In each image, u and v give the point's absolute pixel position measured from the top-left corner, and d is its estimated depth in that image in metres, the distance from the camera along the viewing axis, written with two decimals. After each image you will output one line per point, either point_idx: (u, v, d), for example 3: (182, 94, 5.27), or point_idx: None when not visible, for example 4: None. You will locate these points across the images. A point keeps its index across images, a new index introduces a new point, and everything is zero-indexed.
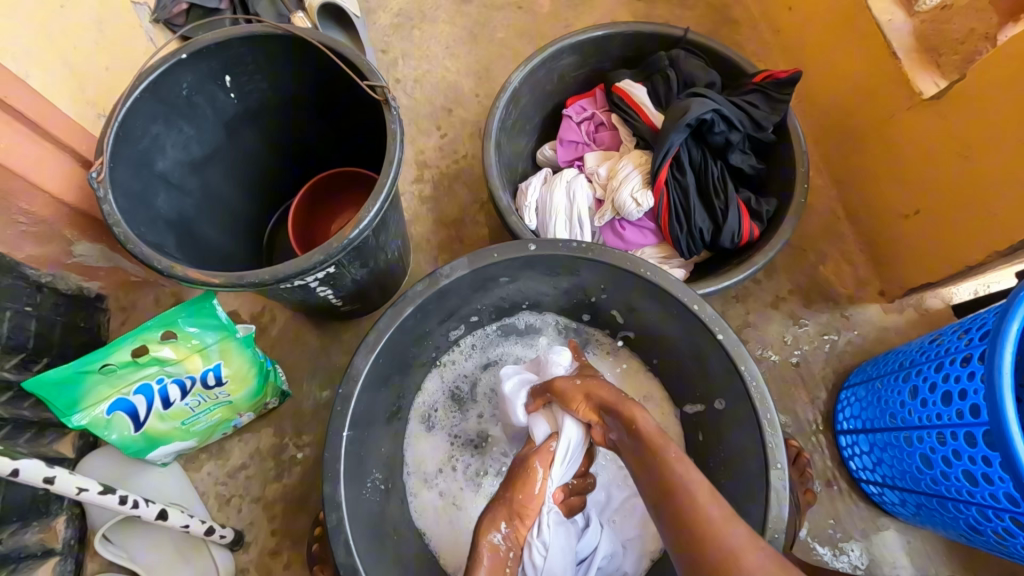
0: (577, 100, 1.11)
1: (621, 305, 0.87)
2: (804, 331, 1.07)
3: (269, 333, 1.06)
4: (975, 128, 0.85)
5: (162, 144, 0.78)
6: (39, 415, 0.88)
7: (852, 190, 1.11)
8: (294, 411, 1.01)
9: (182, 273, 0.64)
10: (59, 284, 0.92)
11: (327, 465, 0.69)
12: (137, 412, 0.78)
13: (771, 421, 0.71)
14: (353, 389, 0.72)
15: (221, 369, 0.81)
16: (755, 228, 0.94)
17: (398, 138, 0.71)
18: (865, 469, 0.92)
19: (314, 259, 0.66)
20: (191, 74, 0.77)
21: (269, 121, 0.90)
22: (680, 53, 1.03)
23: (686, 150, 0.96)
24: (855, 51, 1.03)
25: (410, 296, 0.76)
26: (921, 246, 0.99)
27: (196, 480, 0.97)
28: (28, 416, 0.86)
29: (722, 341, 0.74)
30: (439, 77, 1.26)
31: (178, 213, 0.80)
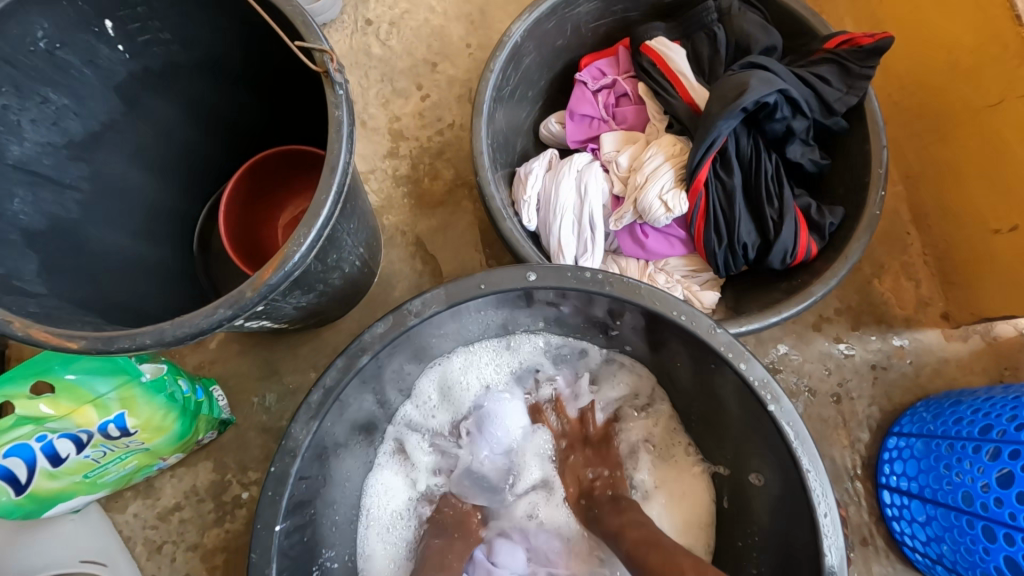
0: (593, 61, 0.87)
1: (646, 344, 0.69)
2: (849, 359, 0.90)
3: (206, 346, 0.88)
4: None
5: (14, 121, 0.55)
6: None
7: (926, 189, 0.91)
8: (237, 442, 0.84)
9: (24, 331, 0.44)
10: None
11: (253, 570, 0.53)
12: (17, 476, 0.61)
13: (831, 521, 0.55)
14: (289, 466, 0.55)
15: (126, 420, 0.63)
16: (814, 245, 0.74)
17: (345, 131, 0.50)
18: (912, 536, 0.78)
19: (221, 310, 0.46)
20: (47, 18, 0.53)
21: (181, 85, 0.67)
22: (734, 5, 0.79)
23: (734, 139, 0.74)
24: (959, 10, 0.79)
25: (367, 343, 0.57)
26: (1009, 271, 0.81)
27: (121, 523, 0.81)
28: None
29: (773, 413, 0.57)
30: (422, 20, 1.00)
31: (51, 217, 0.59)
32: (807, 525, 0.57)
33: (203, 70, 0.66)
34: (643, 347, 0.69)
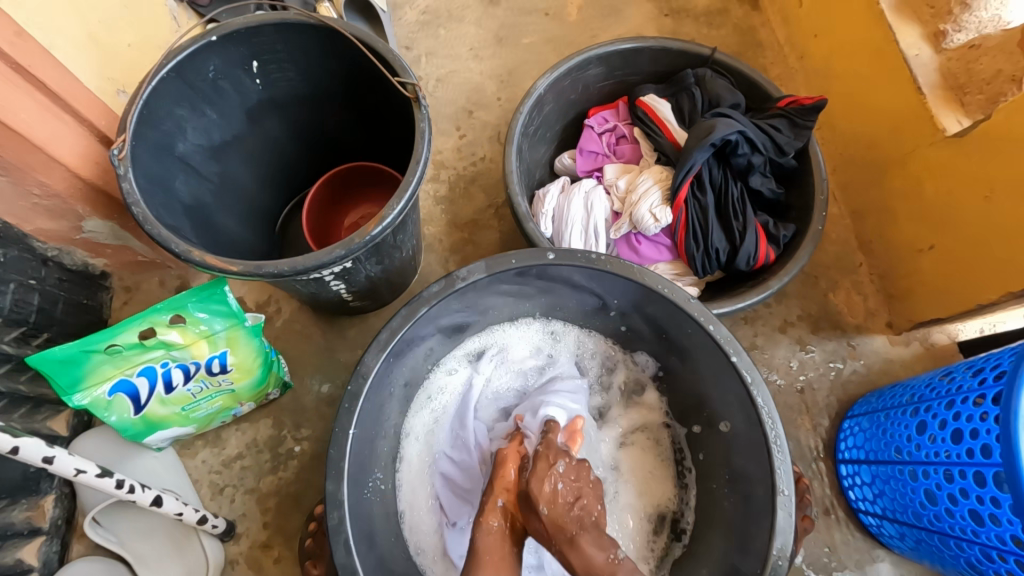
0: (599, 111, 1.11)
1: (636, 323, 0.87)
2: (810, 357, 1.07)
3: (273, 324, 1.05)
4: (999, 167, 0.85)
5: (184, 127, 0.77)
6: (36, 392, 0.86)
7: (868, 219, 1.11)
8: (293, 404, 1.00)
9: (199, 258, 0.63)
10: (65, 258, 0.91)
11: (332, 463, 0.68)
12: (139, 396, 0.77)
13: (781, 445, 0.70)
14: (361, 387, 0.71)
15: (227, 357, 0.80)
16: (771, 252, 0.94)
17: (426, 137, 0.71)
18: (864, 500, 0.92)
19: (335, 253, 0.65)
20: (218, 58, 0.76)
21: (292, 111, 0.89)
22: (707, 73, 1.03)
23: (708, 169, 0.96)
24: (880, 83, 1.03)
25: (426, 297, 0.75)
26: (933, 281, 0.99)
27: (191, 467, 0.95)
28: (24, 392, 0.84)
29: (735, 363, 0.74)
30: (463, 79, 1.26)
31: (194, 197, 0.79)
32: (764, 452, 0.72)
33: (309, 100, 0.88)
34: (635, 326, 0.87)
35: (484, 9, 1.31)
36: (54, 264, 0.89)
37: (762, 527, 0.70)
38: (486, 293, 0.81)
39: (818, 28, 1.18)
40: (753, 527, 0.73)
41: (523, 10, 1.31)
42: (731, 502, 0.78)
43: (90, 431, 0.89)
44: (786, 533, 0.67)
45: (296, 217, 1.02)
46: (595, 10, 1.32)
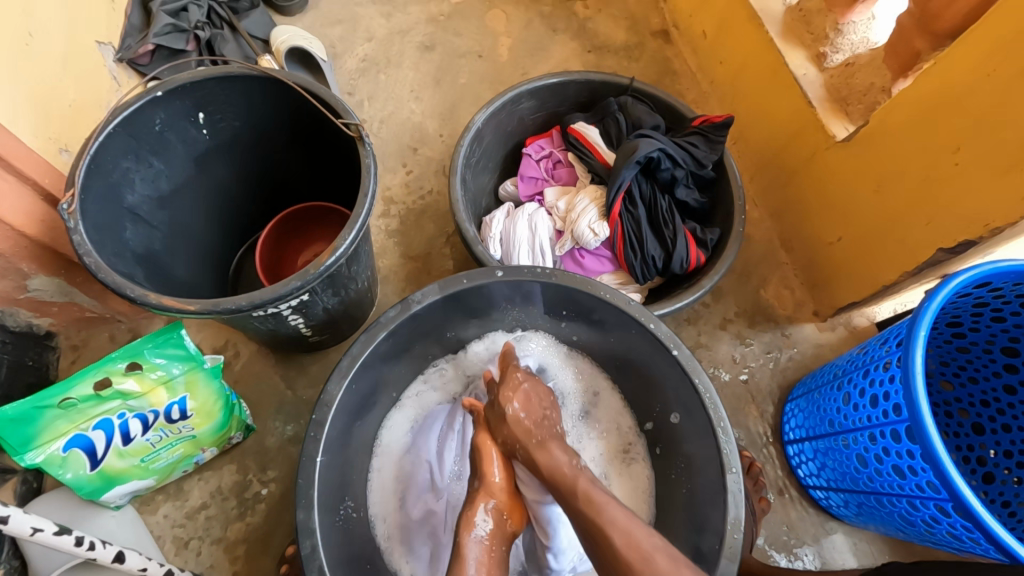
0: (535, 140, 1.19)
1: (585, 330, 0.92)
2: (750, 350, 1.15)
3: (232, 368, 1.05)
4: (883, 163, 0.97)
5: (132, 178, 0.79)
6: None
7: (786, 219, 1.23)
8: (257, 447, 0.99)
9: (155, 300, 0.65)
10: (8, 320, 0.89)
11: (301, 492, 0.69)
12: (95, 449, 0.76)
13: (725, 427, 0.76)
14: (326, 414, 0.73)
15: (186, 402, 0.80)
16: (702, 255, 1.03)
17: (372, 171, 0.75)
18: (811, 476, 0.99)
19: (291, 284, 0.68)
20: (164, 111, 0.79)
21: (240, 157, 0.93)
22: (628, 99, 1.14)
23: (637, 185, 1.05)
24: (778, 100, 1.17)
25: (383, 322, 0.78)
26: (846, 269, 1.11)
27: (151, 524, 0.93)
28: None
29: (676, 356, 0.80)
30: (405, 119, 1.33)
31: (146, 246, 0.81)
32: (711, 435, 0.78)
33: (256, 145, 0.92)
34: (585, 335, 0.94)
35: (420, 54, 1.40)
36: None
37: (716, 504, 0.75)
38: (442, 313, 0.85)
39: (722, 56, 1.32)
40: (709, 508, 0.77)
41: (457, 53, 1.41)
42: (689, 488, 0.83)
43: (44, 495, 0.86)
44: (737, 506, 0.72)
45: (249, 259, 1.04)
46: (524, 50, 1.43)
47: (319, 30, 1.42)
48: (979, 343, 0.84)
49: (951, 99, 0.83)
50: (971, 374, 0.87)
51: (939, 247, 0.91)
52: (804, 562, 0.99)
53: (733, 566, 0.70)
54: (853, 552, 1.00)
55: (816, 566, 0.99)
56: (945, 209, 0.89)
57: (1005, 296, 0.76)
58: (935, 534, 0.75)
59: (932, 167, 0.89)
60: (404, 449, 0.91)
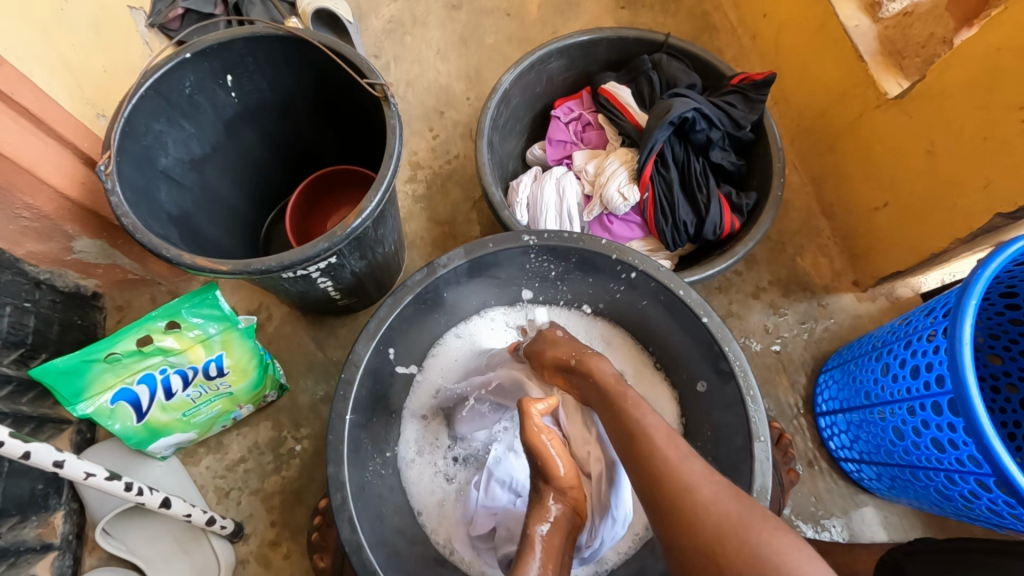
0: (564, 102, 1.16)
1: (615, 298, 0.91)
2: (783, 319, 1.12)
3: (266, 330, 1.08)
4: (938, 121, 0.91)
5: (164, 141, 0.80)
6: (37, 411, 0.88)
7: (827, 184, 1.17)
8: (291, 405, 1.03)
9: (190, 260, 0.66)
10: (57, 281, 0.94)
11: (331, 448, 0.71)
12: (140, 403, 0.80)
13: (755, 396, 0.75)
14: (355, 374, 0.74)
15: (223, 360, 0.83)
16: (736, 221, 0.99)
17: (398, 133, 0.74)
18: (843, 448, 0.97)
19: (319, 246, 0.69)
20: (193, 73, 0.79)
21: (267, 120, 0.93)
22: (663, 57, 1.08)
23: (670, 147, 1.01)
24: (825, 54, 1.09)
25: (410, 285, 0.78)
26: (890, 236, 1.05)
27: (195, 474, 0.98)
28: (26, 411, 0.86)
29: (706, 323, 0.78)
30: (432, 81, 1.30)
31: (180, 209, 0.83)
32: (739, 403, 0.76)
33: (283, 108, 0.92)
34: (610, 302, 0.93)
35: (447, 14, 1.36)
36: (46, 287, 0.92)
37: (743, 472, 0.74)
38: (470, 277, 0.86)
39: (766, 8, 1.24)
40: (734, 476, 0.77)
41: (484, 12, 1.36)
42: (715, 455, 0.82)
43: (97, 444, 0.91)
44: (764, 474, 0.71)
45: (279, 225, 1.06)
46: (553, 7, 1.37)
47: None
48: None
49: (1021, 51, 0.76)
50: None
51: (995, 212, 0.85)
52: (832, 533, 0.98)
53: None
54: (884, 526, 0.98)
55: (844, 538, 0.97)
56: (1006, 170, 0.83)
57: None
58: (974, 510, 0.73)
59: (994, 125, 0.83)
60: (447, 382, 0.95)
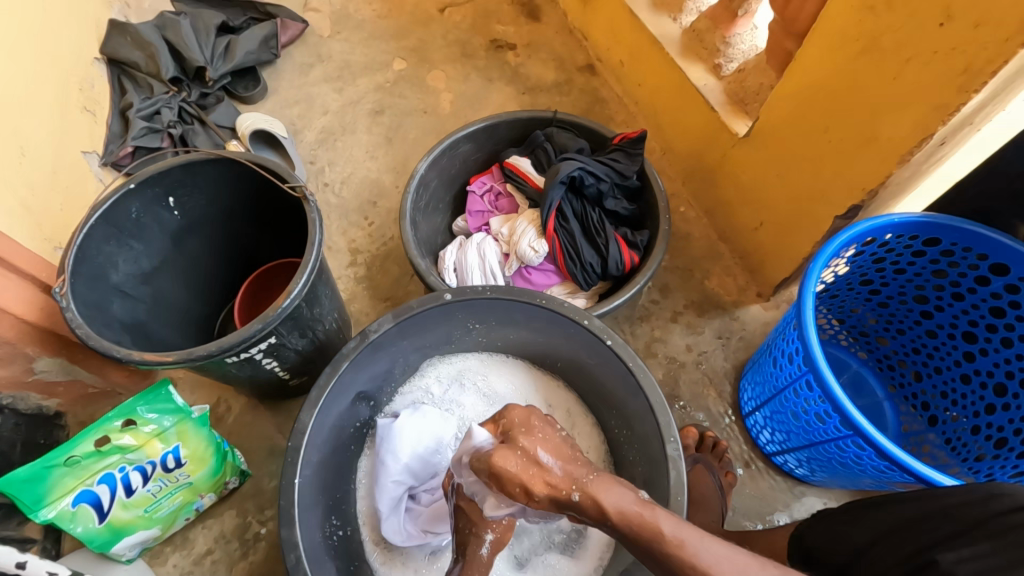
0: (478, 178, 1.32)
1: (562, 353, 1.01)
2: (702, 337, 1.23)
3: (225, 422, 1.13)
4: (774, 151, 1.08)
5: (115, 261, 0.91)
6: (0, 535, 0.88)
7: (718, 214, 1.32)
8: (255, 491, 1.07)
9: (140, 357, 0.78)
10: (19, 403, 0.96)
11: (283, 512, 0.76)
12: (101, 503, 0.84)
13: (659, 402, 0.84)
14: (300, 440, 0.80)
15: (180, 451, 0.89)
16: (635, 256, 1.13)
17: (318, 224, 0.88)
18: (770, 443, 1.05)
19: (253, 327, 0.80)
20: (138, 200, 0.92)
21: (210, 229, 1.05)
22: (554, 130, 1.27)
23: (568, 203, 1.17)
24: (688, 109, 1.31)
25: (344, 353, 0.86)
26: (772, 249, 1.19)
27: (162, 574, 0.99)
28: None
29: (612, 346, 0.89)
30: (363, 177, 1.46)
31: (132, 317, 0.93)
32: (650, 411, 0.86)
33: (223, 219, 1.05)
34: (545, 346, 1.02)
35: (373, 119, 1.55)
36: (9, 411, 0.94)
37: (663, 473, 0.81)
38: (442, 321, 0.96)
39: (639, 78, 1.47)
40: (657, 478, 0.84)
41: (404, 113, 1.56)
42: (643, 465, 0.90)
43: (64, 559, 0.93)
44: (678, 468, 0.79)
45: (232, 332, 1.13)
46: (465, 101, 1.58)
47: (281, 111, 1.56)
48: (892, 295, 1.02)
49: (816, 90, 0.93)
50: (899, 302, 1.02)
51: (832, 217, 1.00)
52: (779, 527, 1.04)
53: None
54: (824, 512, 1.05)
55: None
56: (830, 182, 0.97)
57: (894, 247, 0.93)
58: (871, 472, 0.81)
59: (812, 148, 0.99)
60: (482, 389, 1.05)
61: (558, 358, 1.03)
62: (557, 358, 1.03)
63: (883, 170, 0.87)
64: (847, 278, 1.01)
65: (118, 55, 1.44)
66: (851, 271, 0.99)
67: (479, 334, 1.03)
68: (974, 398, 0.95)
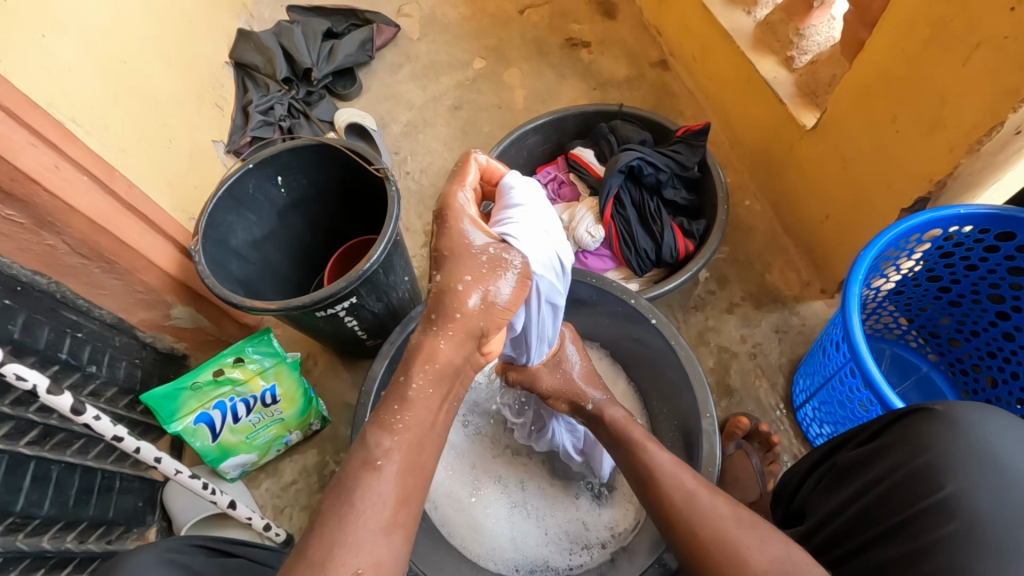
0: (544, 167, 1.40)
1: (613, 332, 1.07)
2: (758, 329, 1.23)
3: (312, 375, 1.30)
4: (841, 143, 1.07)
5: (235, 228, 1.10)
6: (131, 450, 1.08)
7: (783, 207, 1.31)
8: (333, 435, 1.22)
9: (250, 303, 0.96)
10: (157, 343, 1.19)
11: (355, 443, 0.89)
12: (214, 425, 1.03)
13: (699, 378, 0.88)
14: (372, 386, 0.93)
15: (276, 389, 1.06)
16: (689, 244, 1.17)
17: (396, 201, 1.01)
18: (820, 436, 1.05)
19: (339, 285, 0.96)
20: (254, 178, 1.10)
21: (308, 206, 1.22)
22: (618, 122, 1.32)
23: (626, 191, 1.22)
24: (756, 102, 1.31)
25: (413, 314, 0.98)
26: (837, 244, 1.17)
27: (256, 495, 1.18)
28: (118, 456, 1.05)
29: (656, 325, 0.94)
30: (440, 166, 1.60)
31: (245, 276, 1.12)
32: (690, 387, 0.90)
33: (319, 197, 1.22)
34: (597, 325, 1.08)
35: (452, 113, 1.69)
36: (150, 348, 1.18)
37: (697, 446, 0.85)
38: None
39: (710, 72, 1.47)
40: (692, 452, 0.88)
41: (480, 108, 1.68)
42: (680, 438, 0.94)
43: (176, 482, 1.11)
44: (711, 441, 0.83)
45: None
46: (537, 96, 1.67)
47: (372, 107, 1.74)
48: (964, 293, 0.98)
49: (880, 82, 0.93)
50: (971, 302, 0.98)
51: (900, 208, 0.98)
52: None
53: None
54: None
55: None
56: (899, 172, 0.96)
57: (963, 241, 0.90)
58: None
59: (880, 138, 0.97)
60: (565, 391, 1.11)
61: (607, 336, 1.09)
62: (606, 336, 1.09)
63: (950, 161, 0.86)
64: (914, 275, 0.98)
65: (244, 59, 1.68)
66: (918, 268, 0.97)
67: None
68: None
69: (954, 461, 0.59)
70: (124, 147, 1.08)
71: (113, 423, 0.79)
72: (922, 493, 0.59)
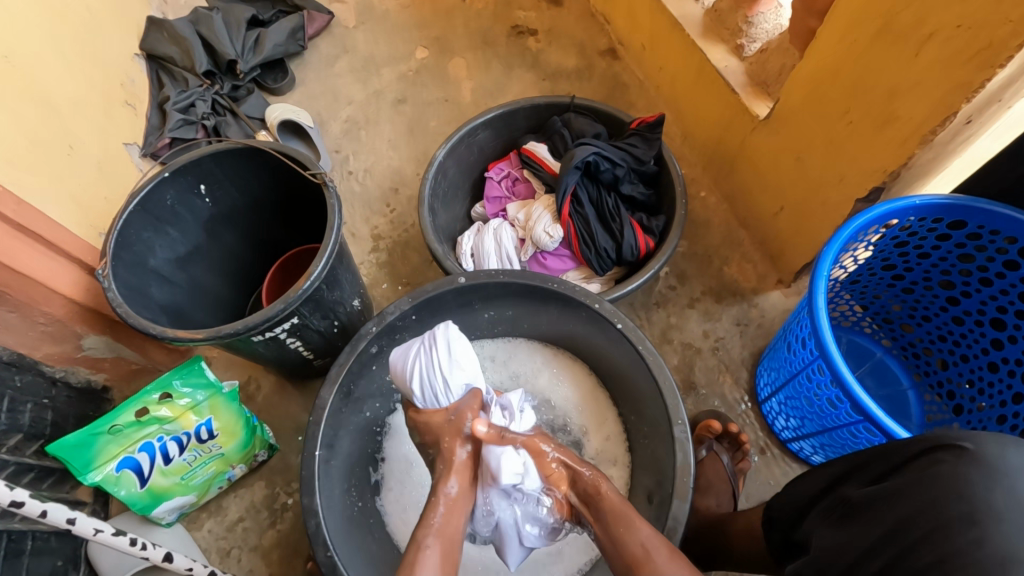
0: (497, 164, 1.34)
1: (578, 337, 1.03)
2: (719, 323, 1.23)
3: (255, 401, 1.19)
4: (795, 133, 1.06)
5: (152, 247, 0.97)
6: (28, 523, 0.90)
7: (739, 199, 1.30)
8: (281, 465, 1.12)
9: (175, 334, 0.85)
10: (71, 377, 1.05)
11: (305, 481, 0.81)
12: (142, 469, 0.92)
13: (668, 385, 0.85)
14: (321, 416, 0.84)
15: (212, 423, 0.96)
16: (650, 241, 1.14)
17: (337, 210, 0.92)
18: (786, 429, 1.05)
19: (276, 307, 0.87)
20: (172, 189, 0.98)
21: (238, 217, 1.10)
22: (571, 115, 1.26)
23: (583, 188, 1.18)
24: (707, 92, 1.29)
25: (363, 333, 0.89)
26: (792, 235, 1.17)
27: (198, 538, 1.07)
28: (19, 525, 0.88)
29: (622, 330, 0.89)
30: (386, 165, 1.50)
31: (169, 299, 1.00)
32: (659, 394, 0.86)
33: (250, 206, 1.10)
34: (561, 330, 1.04)
35: (395, 108, 1.58)
36: (61, 384, 1.03)
37: (671, 456, 0.82)
38: (461, 305, 0.99)
39: (660, 62, 1.44)
40: (666, 463, 0.85)
41: (426, 102, 1.59)
42: (653, 446, 0.91)
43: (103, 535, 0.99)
44: (685, 451, 0.80)
45: None
46: (485, 88, 1.59)
47: (307, 102, 1.61)
48: (916, 281, 1.00)
49: (834, 72, 0.92)
50: (925, 290, 1.00)
51: (855, 199, 0.98)
52: None
53: (684, 505, 0.77)
54: None
55: None
56: (852, 164, 0.95)
57: (917, 231, 0.90)
58: None
59: (834, 130, 0.97)
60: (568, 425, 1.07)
61: (574, 339, 1.04)
62: (572, 340, 1.05)
63: (904, 151, 0.86)
64: (869, 264, 0.99)
65: (156, 51, 1.51)
66: (874, 258, 0.97)
67: (492, 324, 1.07)
68: (1000, 386, 0.90)
69: (989, 517, 0.47)
70: (9, 157, 0.93)
71: (10, 487, 0.66)
72: (939, 564, 0.47)
